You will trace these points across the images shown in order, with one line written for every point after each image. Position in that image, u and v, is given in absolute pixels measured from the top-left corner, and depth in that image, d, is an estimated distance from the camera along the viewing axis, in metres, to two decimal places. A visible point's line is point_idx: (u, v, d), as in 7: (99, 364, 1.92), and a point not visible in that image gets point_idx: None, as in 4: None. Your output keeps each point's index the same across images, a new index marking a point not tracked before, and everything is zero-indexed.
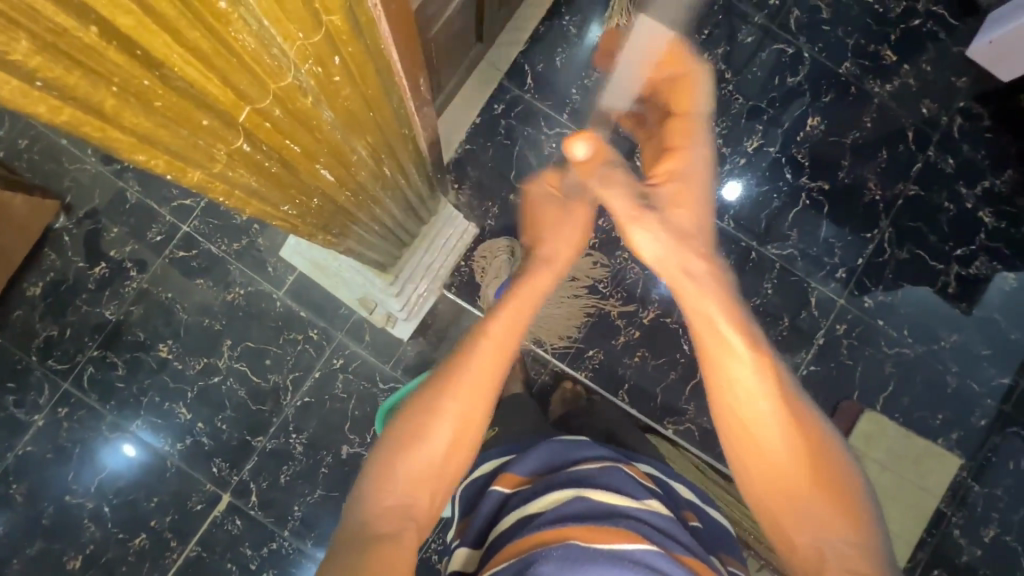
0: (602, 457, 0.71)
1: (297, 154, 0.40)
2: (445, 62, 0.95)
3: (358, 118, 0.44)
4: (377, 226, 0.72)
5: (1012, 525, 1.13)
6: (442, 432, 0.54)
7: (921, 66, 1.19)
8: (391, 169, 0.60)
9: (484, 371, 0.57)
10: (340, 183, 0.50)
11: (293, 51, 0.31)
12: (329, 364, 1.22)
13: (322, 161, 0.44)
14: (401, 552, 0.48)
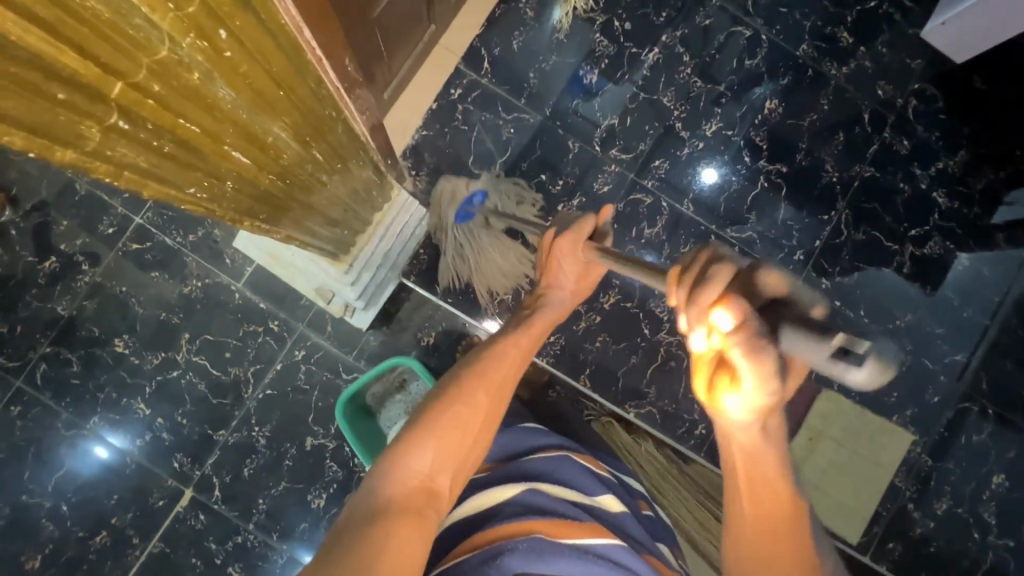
0: (557, 446, 0.76)
1: (195, 134, 0.38)
2: (394, 45, 0.93)
3: (266, 97, 0.43)
4: (318, 214, 0.70)
5: (963, 497, 1.16)
6: (473, 423, 0.64)
7: (877, 48, 1.20)
8: (322, 154, 0.59)
9: (505, 378, 0.69)
10: (259, 166, 0.49)
11: (164, 22, 0.30)
12: (291, 356, 1.21)
13: (231, 141, 0.43)
14: (421, 524, 0.55)
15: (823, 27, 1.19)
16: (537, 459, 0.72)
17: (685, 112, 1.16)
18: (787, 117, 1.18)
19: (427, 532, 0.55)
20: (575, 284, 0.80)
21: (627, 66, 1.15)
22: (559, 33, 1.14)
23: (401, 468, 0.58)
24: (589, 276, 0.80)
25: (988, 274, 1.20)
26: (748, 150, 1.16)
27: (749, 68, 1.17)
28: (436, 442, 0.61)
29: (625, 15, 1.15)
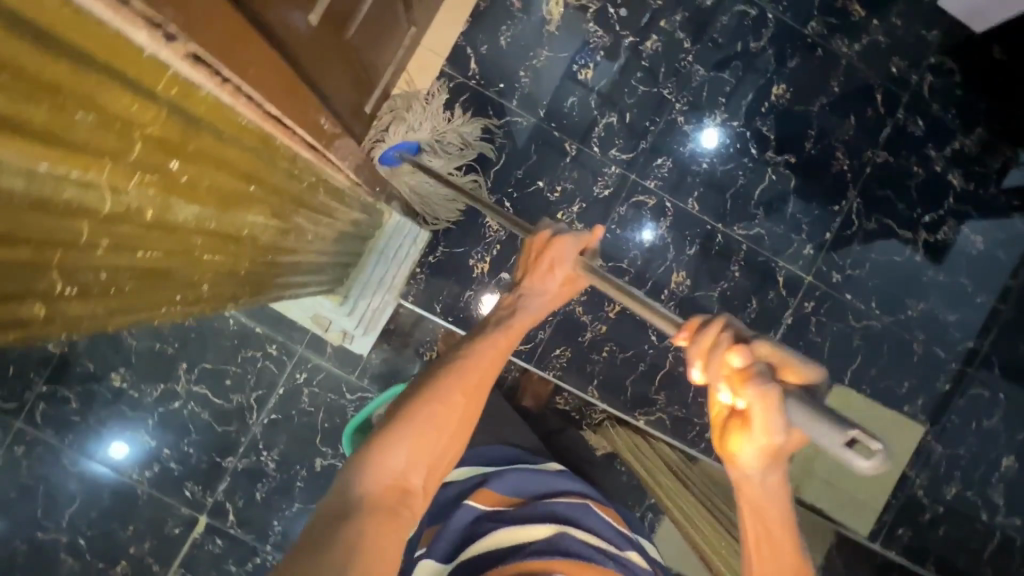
0: (581, 494, 0.79)
1: (158, 259, 0.34)
2: (372, 58, 0.85)
3: (235, 197, 0.38)
4: (304, 271, 0.66)
5: (973, 481, 1.17)
6: (448, 421, 0.57)
7: (891, 21, 1.11)
8: (303, 220, 0.55)
9: (487, 372, 0.61)
10: (235, 257, 0.45)
11: (105, 177, 0.25)
12: (292, 380, 1.19)
13: (200, 250, 0.39)
14: (391, 528, 0.50)
15: (833, 1, 1.11)
16: (564, 503, 0.75)
17: (687, 104, 1.09)
18: (795, 103, 1.11)
19: (393, 539, 0.50)
20: (558, 290, 0.68)
21: (624, 57, 1.07)
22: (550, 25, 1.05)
23: (370, 466, 0.53)
24: (573, 287, 0.69)
25: (1003, 256, 1.16)
26: (754, 141, 1.10)
27: (754, 51, 1.10)
28: (408, 440, 0.55)
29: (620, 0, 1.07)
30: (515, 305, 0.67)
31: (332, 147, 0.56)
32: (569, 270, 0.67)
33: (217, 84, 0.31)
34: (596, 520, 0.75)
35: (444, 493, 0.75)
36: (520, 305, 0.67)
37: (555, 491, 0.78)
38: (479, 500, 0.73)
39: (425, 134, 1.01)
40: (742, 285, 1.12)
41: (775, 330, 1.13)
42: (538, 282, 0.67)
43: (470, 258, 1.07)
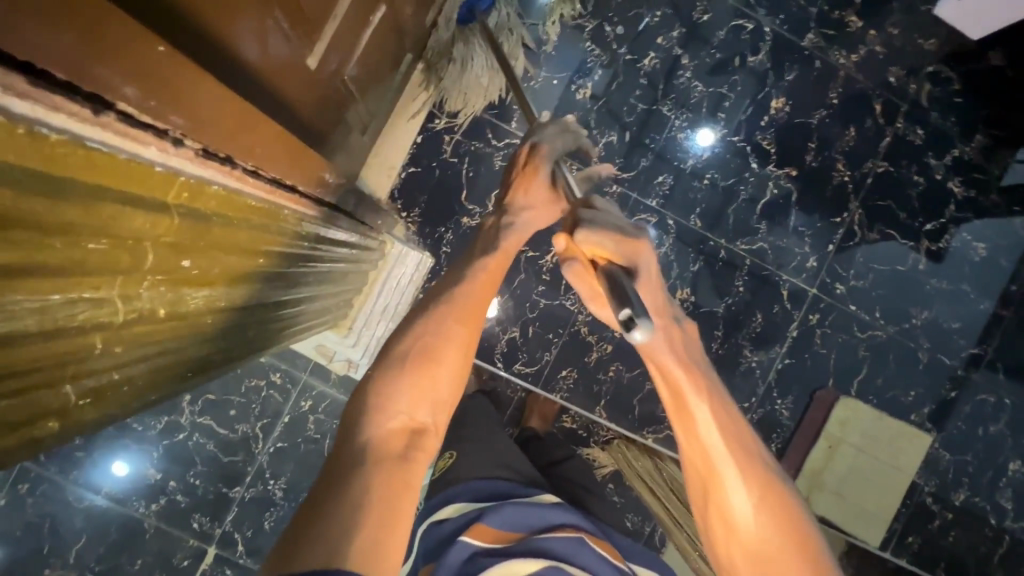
0: (575, 527, 0.77)
1: (171, 345, 0.33)
2: (371, 87, 0.85)
3: (244, 271, 0.38)
4: (310, 315, 0.66)
5: (981, 487, 1.17)
6: (444, 354, 0.53)
7: (888, 31, 1.11)
8: (307, 271, 0.54)
9: (477, 309, 0.58)
10: (243, 321, 0.44)
11: (119, 290, 0.25)
12: (297, 408, 1.18)
13: (213, 320, 0.38)
14: (408, 469, 0.45)
15: (830, 12, 1.10)
16: (557, 538, 0.73)
17: (687, 120, 1.09)
18: (795, 115, 1.10)
19: (413, 481, 0.45)
20: (547, 204, 0.70)
21: (622, 75, 1.07)
22: (547, 46, 1.05)
23: (377, 413, 0.48)
24: (552, 204, 0.71)
25: (1005, 261, 1.16)
26: (755, 156, 1.10)
27: (751, 65, 1.09)
28: (407, 378, 0.51)
29: (616, 19, 1.06)
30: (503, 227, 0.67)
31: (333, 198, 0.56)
32: (548, 180, 0.69)
33: (228, 175, 0.30)
34: (589, 554, 0.73)
35: (441, 529, 0.75)
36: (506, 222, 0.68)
37: (548, 524, 0.75)
38: (474, 537, 0.71)
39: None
40: (746, 299, 1.12)
41: (781, 344, 1.13)
42: (529, 188, 0.69)
43: None
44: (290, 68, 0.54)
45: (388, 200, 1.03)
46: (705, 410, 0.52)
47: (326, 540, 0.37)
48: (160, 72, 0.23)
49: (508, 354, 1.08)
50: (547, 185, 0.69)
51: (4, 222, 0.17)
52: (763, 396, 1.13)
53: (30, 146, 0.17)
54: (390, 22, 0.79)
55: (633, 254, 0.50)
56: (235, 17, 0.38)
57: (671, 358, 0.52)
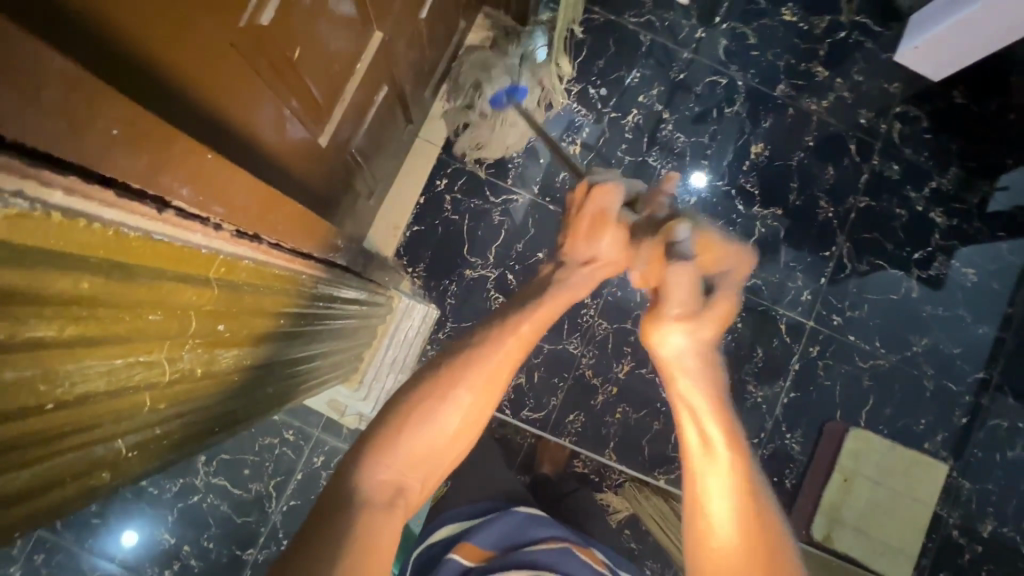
0: (558, 538, 0.76)
1: (202, 402, 0.37)
2: (377, 153, 0.92)
3: (265, 332, 0.42)
4: (324, 367, 0.69)
5: (1009, 517, 1.12)
6: (450, 419, 0.52)
7: (853, 78, 1.19)
8: (321, 328, 0.58)
9: (504, 367, 0.54)
10: (263, 379, 0.48)
11: (166, 354, 0.29)
12: (310, 464, 1.19)
13: (238, 377, 0.41)
14: (387, 529, 0.45)
15: (797, 64, 1.19)
16: (540, 549, 0.73)
17: (672, 169, 1.15)
18: (775, 158, 1.17)
19: (391, 536, 0.45)
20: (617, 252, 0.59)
21: (609, 131, 1.15)
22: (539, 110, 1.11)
23: (376, 458, 0.48)
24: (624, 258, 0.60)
25: (997, 285, 1.19)
26: (740, 198, 1.16)
27: (729, 116, 1.17)
28: (411, 433, 0.50)
29: (599, 82, 1.15)
30: (549, 282, 0.59)
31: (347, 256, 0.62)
32: (619, 227, 0.58)
33: (255, 250, 0.35)
34: (574, 563, 0.73)
35: (428, 551, 0.76)
36: (567, 273, 0.60)
37: (532, 538, 0.75)
38: (460, 555, 0.72)
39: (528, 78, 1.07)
40: (747, 335, 1.14)
41: (784, 377, 1.14)
42: (593, 242, 0.59)
43: None
44: (302, 146, 0.60)
45: (395, 258, 1.09)
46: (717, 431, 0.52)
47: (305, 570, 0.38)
48: (206, 172, 0.27)
49: (516, 400, 1.10)
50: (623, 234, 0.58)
51: (90, 307, 0.22)
52: (772, 431, 1.13)
53: (110, 241, 0.22)
54: (392, 96, 0.86)
55: (722, 260, 0.56)
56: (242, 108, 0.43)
57: (689, 371, 0.55)
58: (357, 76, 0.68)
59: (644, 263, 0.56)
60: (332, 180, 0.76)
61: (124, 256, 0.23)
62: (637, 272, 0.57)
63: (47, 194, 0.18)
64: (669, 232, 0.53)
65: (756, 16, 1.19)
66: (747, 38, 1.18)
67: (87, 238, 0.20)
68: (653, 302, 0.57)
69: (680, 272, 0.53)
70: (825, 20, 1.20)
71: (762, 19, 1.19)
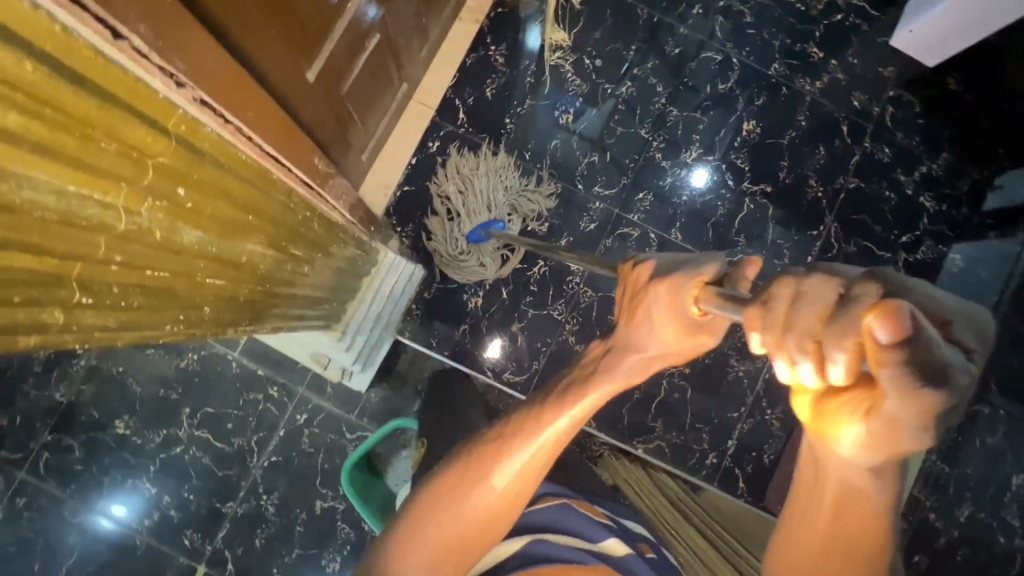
0: (552, 494, 0.78)
1: (166, 279, 0.38)
2: (369, 106, 0.94)
3: (233, 225, 0.43)
4: (305, 300, 0.70)
5: (984, 501, 1.14)
6: (479, 508, 0.48)
7: (849, 60, 1.20)
8: (299, 250, 0.59)
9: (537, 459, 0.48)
10: (235, 283, 0.49)
11: (123, 200, 0.30)
12: (293, 421, 1.20)
13: (206, 267, 0.43)
14: None
15: (793, 44, 1.20)
16: (537, 509, 0.73)
17: (663, 142, 1.16)
18: (766, 136, 1.17)
19: None
20: (678, 341, 0.42)
21: (602, 102, 1.15)
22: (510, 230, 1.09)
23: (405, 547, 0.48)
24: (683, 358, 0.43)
25: (983, 272, 1.19)
26: (730, 173, 1.16)
27: (722, 92, 1.18)
28: (432, 515, 0.48)
29: (594, 53, 1.16)
30: (598, 372, 0.46)
31: (332, 180, 0.63)
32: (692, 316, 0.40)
33: (219, 126, 0.36)
34: (570, 515, 0.75)
35: None
36: (613, 362, 0.45)
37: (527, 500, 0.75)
38: None
39: (511, 216, 1.10)
40: None
41: None
42: (639, 336, 0.43)
43: (464, 293, 1.11)
44: (288, 71, 0.61)
45: (384, 217, 1.10)
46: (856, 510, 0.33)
47: None
48: (162, 17, 0.28)
49: (498, 364, 1.10)
50: (690, 319, 0.40)
51: (36, 101, 0.23)
52: (753, 406, 1.13)
53: (58, 42, 0.23)
54: (384, 47, 0.87)
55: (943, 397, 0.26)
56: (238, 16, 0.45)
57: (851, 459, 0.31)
58: (347, 14, 0.69)
59: (811, 333, 0.27)
60: (323, 121, 0.77)
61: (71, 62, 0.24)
62: (797, 345, 0.27)
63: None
64: (872, 315, 0.24)
65: None
66: (743, 16, 1.19)
67: (30, 24, 0.21)
68: (845, 405, 0.29)
69: (902, 377, 0.25)
70: (821, 2, 1.21)
71: None
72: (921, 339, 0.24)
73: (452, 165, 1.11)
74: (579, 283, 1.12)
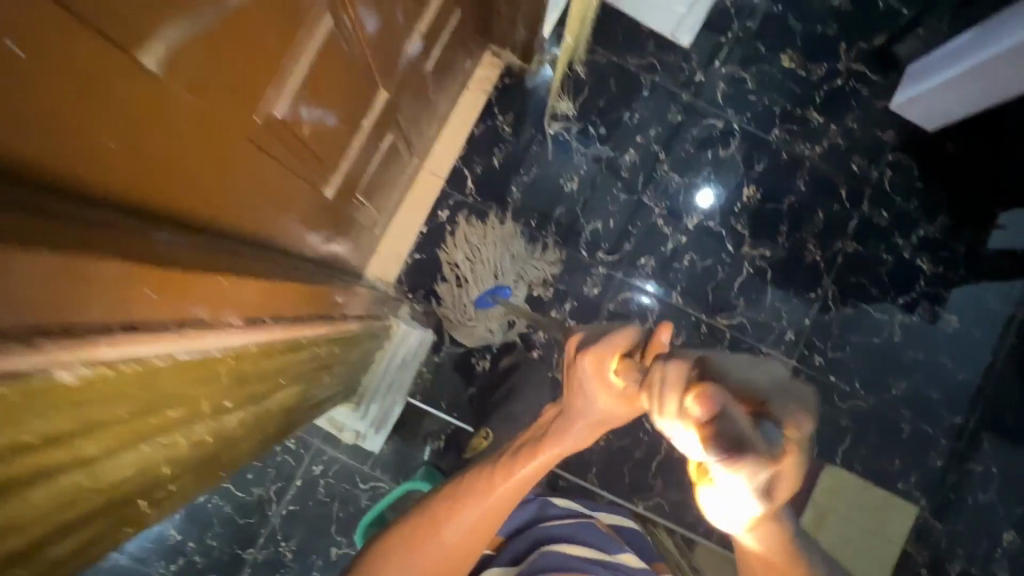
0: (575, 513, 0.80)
1: (212, 455, 0.46)
2: (381, 189, 0.99)
3: (266, 392, 0.50)
4: (328, 396, 0.78)
5: (976, 558, 1.17)
6: (435, 556, 0.60)
7: (848, 125, 1.23)
8: (324, 369, 0.66)
9: (491, 514, 0.61)
10: (269, 423, 0.56)
11: (176, 432, 0.37)
12: (309, 471, 1.26)
13: (245, 429, 0.50)
14: None
15: (793, 110, 1.23)
16: (559, 524, 0.76)
17: (665, 208, 1.19)
18: (766, 202, 1.21)
19: None
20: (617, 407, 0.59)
21: (606, 170, 1.19)
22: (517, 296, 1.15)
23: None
24: (625, 416, 0.61)
25: (978, 333, 1.22)
26: (730, 238, 1.20)
27: (723, 158, 1.21)
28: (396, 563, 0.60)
29: (599, 121, 1.20)
30: (558, 430, 0.62)
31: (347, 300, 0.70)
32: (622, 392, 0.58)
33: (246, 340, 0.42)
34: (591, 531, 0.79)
35: None
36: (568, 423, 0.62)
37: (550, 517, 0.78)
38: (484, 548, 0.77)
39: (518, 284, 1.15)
40: None
41: None
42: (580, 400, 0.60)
43: (472, 356, 1.16)
44: (307, 200, 0.66)
45: (396, 284, 1.15)
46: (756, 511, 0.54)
47: None
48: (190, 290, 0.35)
49: None
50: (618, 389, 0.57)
51: (100, 416, 0.29)
52: None
53: (115, 376, 0.29)
54: (398, 139, 0.92)
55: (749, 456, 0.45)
56: (256, 193, 0.52)
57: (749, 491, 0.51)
58: (363, 133, 0.75)
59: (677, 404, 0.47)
60: (335, 223, 0.82)
61: (128, 373, 0.30)
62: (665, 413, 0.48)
63: (58, 369, 0.25)
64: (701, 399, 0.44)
65: (754, 61, 1.22)
66: (745, 83, 1.22)
67: (97, 378, 0.28)
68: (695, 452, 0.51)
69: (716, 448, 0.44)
70: (822, 67, 1.23)
71: (760, 64, 1.22)
72: (731, 413, 0.44)
73: (458, 231, 1.16)
74: None
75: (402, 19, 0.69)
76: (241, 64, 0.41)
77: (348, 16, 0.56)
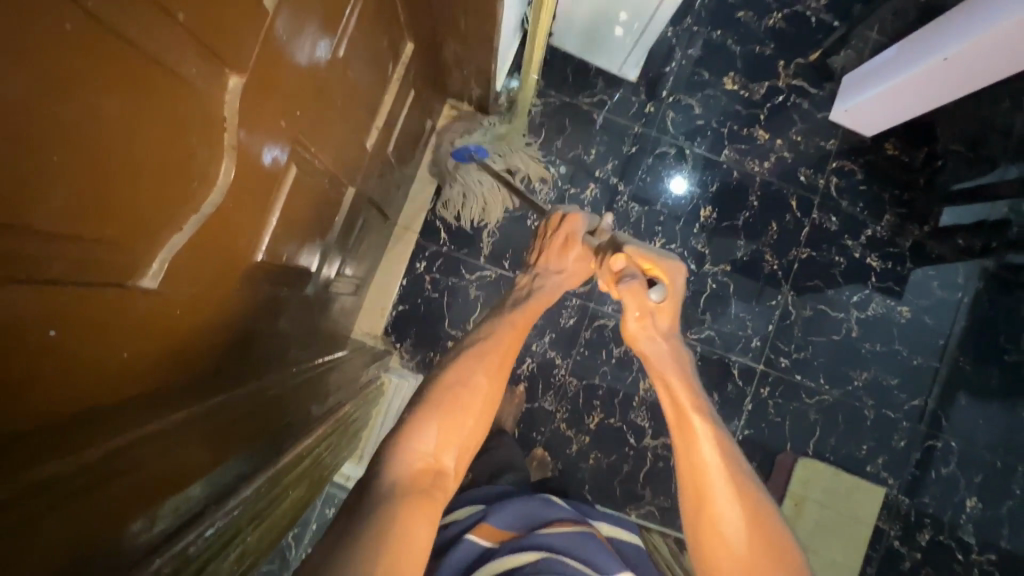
0: (577, 524, 0.78)
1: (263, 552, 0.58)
2: (363, 257, 1.07)
3: (287, 488, 0.61)
4: (345, 443, 0.91)
5: (943, 525, 1.27)
6: (469, 402, 0.67)
7: (793, 138, 1.30)
8: (331, 432, 0.78)
9: (506, 349, 0.72)
10: (300, 496, 0.68)
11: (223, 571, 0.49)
12: (323, 515, 1.35)
13: (283, 512, 0.62)
14: (429, 504, 0.57)
15: (740, 129, 1.30)
16: (558, 532, 0.74)
17: (629, 236, 1.27)
18: (722, 220, 1.28)
19: (433, 507, 0.58)
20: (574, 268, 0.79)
21: (569, 206, 1.26)
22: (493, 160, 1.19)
23: (402, 447, 0.61)
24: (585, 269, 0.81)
25: (930, 320, 1.31)
26: (692, 258, 1.28)
27: (678, 182, 1.28)
28: (437, 416, 0.64)
29: (558, 160, 1.26)
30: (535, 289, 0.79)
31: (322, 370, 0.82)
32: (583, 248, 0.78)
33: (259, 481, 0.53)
34: (590, 543, 0.75)
35: (449, 529, 0.77)
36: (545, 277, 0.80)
37: (548, 522, 0.77)
38: (479, 536, 0.72)
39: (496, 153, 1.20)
40: (704, 382, 1.28)
41: (739, 417, 1.28)
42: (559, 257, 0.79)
43: None
44: (291, 304, 0.73)
45: (384, 336, 1.22)
46: (699, 424, 0.65)
47: (356, 539, 0.50)
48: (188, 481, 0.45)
49: None
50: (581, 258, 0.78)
51: None
52: None
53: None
54: (370, 211, 0.99)
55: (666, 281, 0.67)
56: (250, 317, 0.60)
57: (672, 378, 0.69)
58: (337, 227, 0.81)
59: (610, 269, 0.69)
60: (320, 307, 0.89)
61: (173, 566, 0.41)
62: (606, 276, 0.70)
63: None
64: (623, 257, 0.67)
65: (700, 87, 1.29)
66: (692, 108, 1.29)
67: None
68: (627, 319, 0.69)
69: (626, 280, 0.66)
70: (764, 86, 1.30)
71: (705, 89, 1.29)
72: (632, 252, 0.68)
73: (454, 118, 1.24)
74: (564, 374, 1.25)
75: (361, 125, 0.76)
76: (216, 250, 0.48)
77: (310, 153, 0.62)
